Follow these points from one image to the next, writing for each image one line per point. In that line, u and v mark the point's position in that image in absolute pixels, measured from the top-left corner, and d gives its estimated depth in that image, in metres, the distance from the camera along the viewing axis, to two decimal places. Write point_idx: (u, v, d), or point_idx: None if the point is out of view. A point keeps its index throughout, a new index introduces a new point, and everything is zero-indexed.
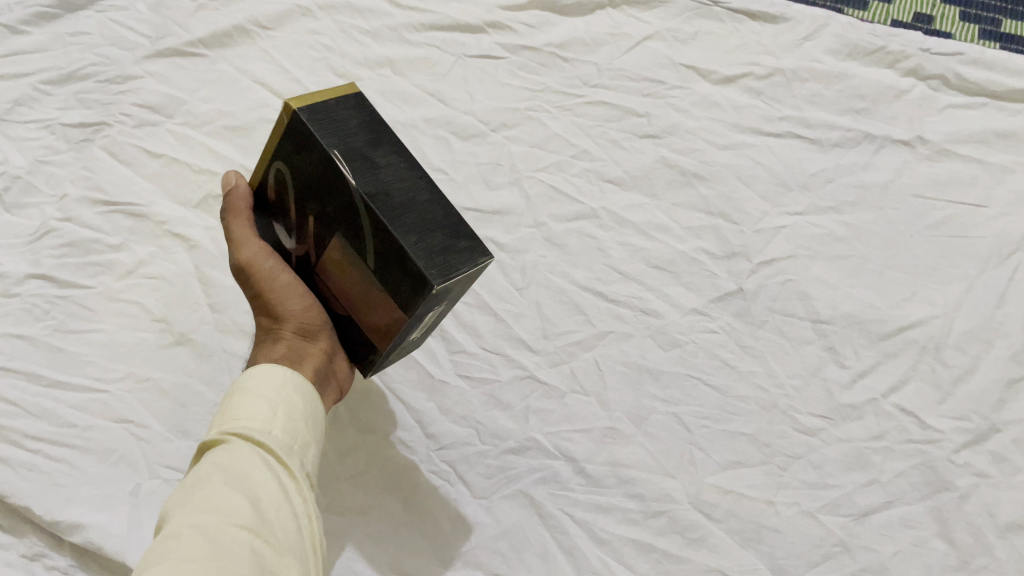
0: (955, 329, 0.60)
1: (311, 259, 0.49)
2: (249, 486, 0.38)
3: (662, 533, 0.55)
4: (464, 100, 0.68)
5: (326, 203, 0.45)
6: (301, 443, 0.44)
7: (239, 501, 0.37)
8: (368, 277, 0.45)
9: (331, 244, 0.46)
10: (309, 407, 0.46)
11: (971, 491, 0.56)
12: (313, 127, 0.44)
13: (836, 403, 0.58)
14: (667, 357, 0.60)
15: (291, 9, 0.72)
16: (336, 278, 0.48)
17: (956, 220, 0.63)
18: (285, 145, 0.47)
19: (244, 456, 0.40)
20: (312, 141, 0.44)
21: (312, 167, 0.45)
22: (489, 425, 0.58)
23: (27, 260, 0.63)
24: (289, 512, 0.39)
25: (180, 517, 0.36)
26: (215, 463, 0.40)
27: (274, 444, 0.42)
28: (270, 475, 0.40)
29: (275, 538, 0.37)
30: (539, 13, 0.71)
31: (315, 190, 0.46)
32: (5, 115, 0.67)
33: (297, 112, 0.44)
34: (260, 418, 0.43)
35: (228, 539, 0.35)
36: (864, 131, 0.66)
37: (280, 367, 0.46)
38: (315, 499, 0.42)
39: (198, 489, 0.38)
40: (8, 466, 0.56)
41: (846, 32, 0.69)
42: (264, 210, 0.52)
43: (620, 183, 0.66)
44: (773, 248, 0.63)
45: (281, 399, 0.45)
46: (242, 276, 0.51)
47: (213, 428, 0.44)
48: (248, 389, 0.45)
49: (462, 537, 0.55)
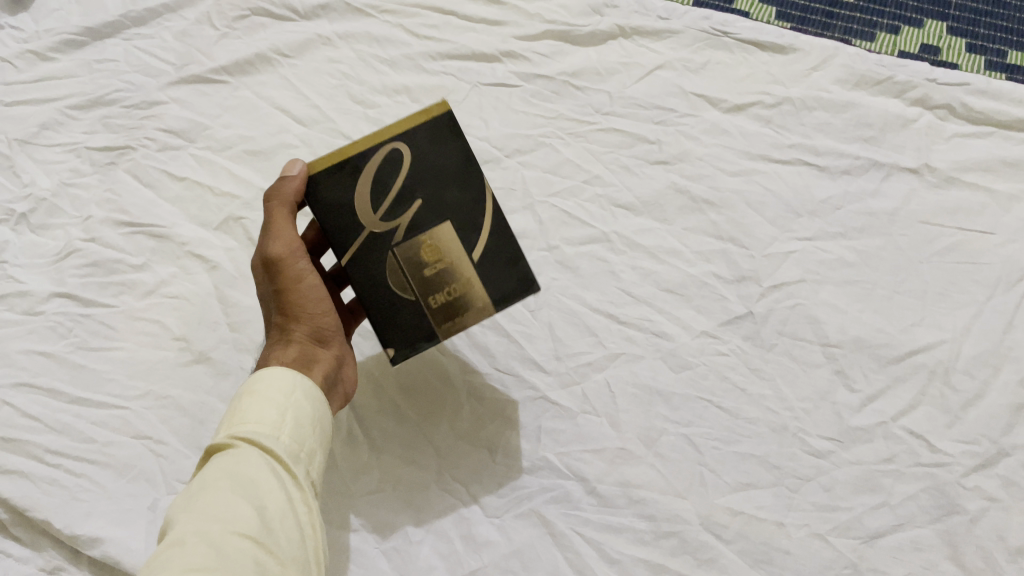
0: (964, 354, 0.60)
1: (395, 240, 0.53)
2: (254, 495, 0.39)
3: (673, 554, 0.55)
4: (479, 127, 0.70)
5: (447, 195, 0.53)
6: (307, 451, 0.45)
7: (243, 510, 0.38)
8: (466, 268, 0.54)
9: (439, 229, 0.53)
10: (316, 414, 0.47)
11: (981, 515, 0.56)
12: (457, 128, 0.53)
13: (846, 426, 0.59)
14: (678, 379, 0.61)
15: (311, 38, 0.74)
16: (415, 264, 0.53)
17: (964, 246, 0.64)
18: (419, 133, 0.52)
19: (251, 464, 0.41)
20: (459, 139, 0.53)
21: (444, 160, 0.53)
22: (501, 445, 0.59)
23: (52, 279, 0.65)
24: (293, 523, 0.40)
25: (185, 525, 0.37)
26: (222, 468, 0.41)
27: (280, 452, 0.43)
28: (275, 485, 0.41)
29: (278, 548, 0.38)
30: (553, 43, 0.73)
31: (438, 180, 0.53)
32: (33, 140, 0.70)
33: (452, 111, 0.53)
34: (269, 424, 0.44)
35: (231, 547, 0.36)
36: (871, 159, 0.67)
37: (290, 370, 0.47)
38: (317, 509, 0.43)
39: (204, 498, 0.39)
40: (30, 480, 0.57)
41: (853, 62, 0.70)
42: (327, 189, 0.52)
43: (631, 209, 0.67)
44: (783, 273, 0.64)
45: (290, 405, 0.45)
46: (272, 269, 0.53)
47: (221, 430, 0.44)
48: (259, 392, 0.45)
49: (473, 554, 0.56)
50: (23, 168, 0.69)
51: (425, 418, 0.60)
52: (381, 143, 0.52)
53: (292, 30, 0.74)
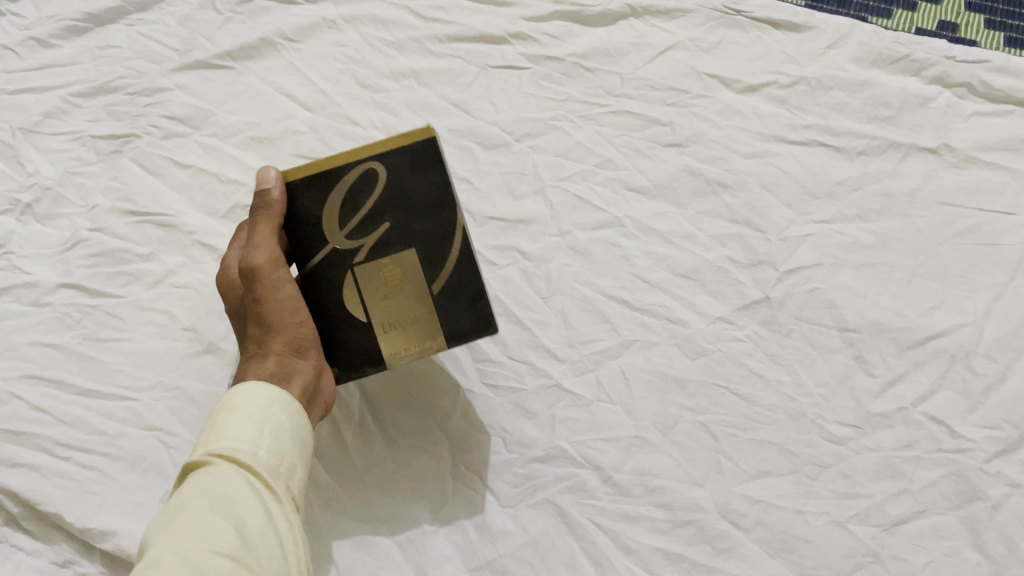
0: (985, 337, 0.59)
1: (356, 259, 0.53)
2: (232, 513, 0.39)
3: (691, 543, 0.55)
4: (488, 111, 0.69)
5: (417, 223, 0.53)
6: (287, 465, 0.44)
7: (222, 529, 0.38)
8: (423, 299, 0.53)
9: (403, 257, 0.53)
10: (296, 427, 0.46)
11: (1004, 501, 0.55)
12: (437, 158, 0.52)
13: (865, 412, 0.58)
14: (694, 366, 0.60)
15: (316, 21, 0.73)
16: (375, 287, 0.53)
17: (985, 228, 0.63)
18: (400, 156, 0.52)
19: (229, 481, 0.41)
20: (440, 168, 0.52)
21: (420, 188, 0.52)
22: (515, 434, 0.58)
23: (59, 270, 0.64)
24: (273, 540, 0.39)
25: (162, 544, 0.36)
26: (200, 487, 0.40)
27: (260, 467, 0.42)
28: (255, 501, 0.40)
29: (258, 567, 0.37)
30: (562, 24, 0.72)
31: (411, 208, 0.52)
32: (36, 128, 0.69)
33: (436, 140, 0.52)
34: (247, 439, 0.43)
35: (210, 568, 0.35)
36: (889, 139, 0.66)
37: (267, 385, 0.47)
38: (300, 525, 0.42)
39: (181, 516, 0.38)
40: (40, 473, 0.57)
41: (869, 40, 0.69)
42: (302, 200, 0.52)
43: (644, 192, 0.66)
44: (799, 256, 0.63)
45: (269, 419, 0.45)
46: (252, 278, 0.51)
47: (198, 446, 0.44)
48: (235, 408, 0.45)
49: (488, 545, 0.55)
50: (27, 157, 0.68)
51: (438, 408, 0.59)
52: (360, 160, 0.52)
53: (297, 13, 0.73)
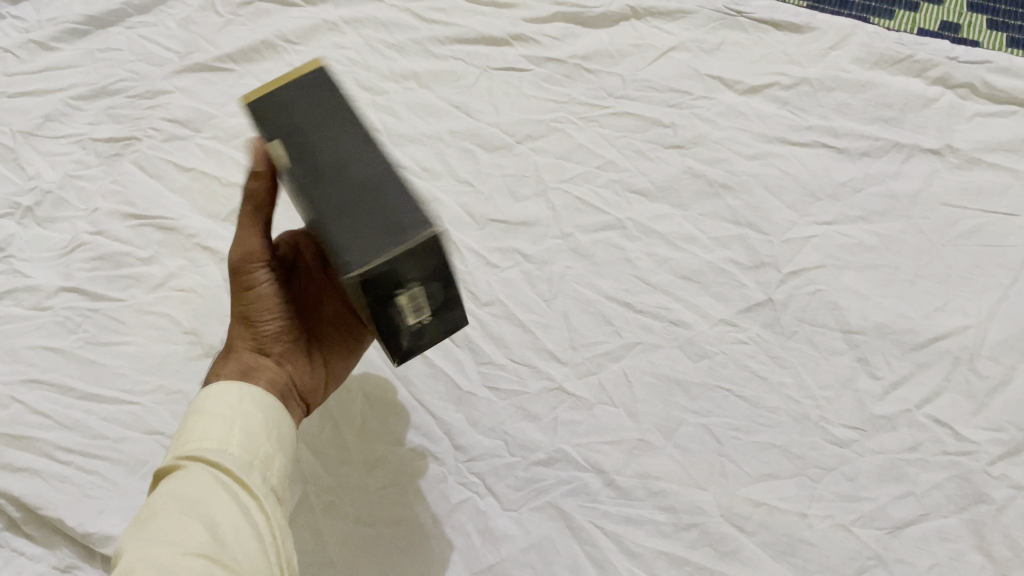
0: (989, 339, 0.59)
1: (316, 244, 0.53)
2: (204, 512, 0.38)
3: (694, 546, 0.54)
4: (489, 112, 0.69)
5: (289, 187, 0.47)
6: (260, 459, 0.44)
7: (193, 529, 0.37)
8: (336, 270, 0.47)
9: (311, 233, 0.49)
10: (269, 419, 0.46)
11: (1008, 504, 0.54)
12: (259, 120, 0.47)
13: (869, 415, 0.58)
14: (697, 368, 0.59)
15: (317, 24, 0.73)
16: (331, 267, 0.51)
17: (989, 229, 0.63)
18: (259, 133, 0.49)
19: (198, 482, 0.40)
20: (263, 129, 0.47)
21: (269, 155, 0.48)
22: (517, 437, 0.58)
23: (60, 273, 0.64)
24: (249, 534, 0.39)
25: (134, 551, 0.36)
26: (169, 492, 0.40)
27: (230, 465, 0.42)
28: (227, 498, 0.40)
29: (235, 563, 0.37)
30: (563, 25, 0.72)
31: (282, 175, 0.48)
32: (37, 131, 0.69)
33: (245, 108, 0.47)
34: (216, 438, 0.43)
35: (184, 568, 0.35)
36: (892, 140, 0.66)
37: (235, 384, 0.47)
38: (277, 517, 0.42)
39: (152, 523, 0.38)
40: (41, 478, 0.56)
41: (872, 41, 0.69)
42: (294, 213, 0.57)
43: (646, 194, 0.66)
44: (803, 258, 0.62)
45: (238, 416, 0.45)
46: (236, 273, 0.52)
47: (169, 454, 0.44)
48: (204, 411, 0.45)
49: (490, 549, 0.55)
50: (29, 160, 0.68)
51: (440, 411, 0.59)
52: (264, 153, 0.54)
53: (298, 16, 0.74)
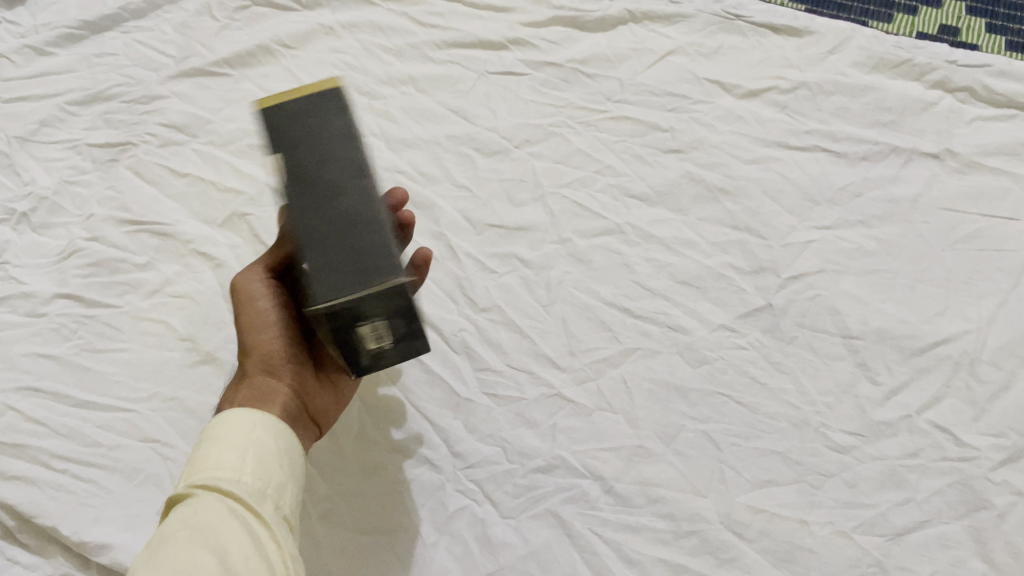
0: (990, 344, 0.59)
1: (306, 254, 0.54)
2: (215, 541, 0.38)
3: (694, 554, 0.54)
4: (487, 117, 0.69)
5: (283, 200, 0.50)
6: (273, 490, 0.43)
7: (204, 558, 0.36)
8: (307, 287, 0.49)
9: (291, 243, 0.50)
10: (282, 448, 0.46)
11: (1009, 510, 0.54)
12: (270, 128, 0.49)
13: (869, 421, 0.57)
14: (696, 374, 0.59)
15: (314, 29, 0.73)
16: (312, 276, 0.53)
17: (989, 234, 0.62)
18: None
19: (210, 510, 0.40)
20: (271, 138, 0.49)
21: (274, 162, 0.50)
22: (515, 444, 0.57)
23: (55, 280, 0.63)
24: (260, 566, 0.38)
25: None
26: (181, 519, 0.39)
27: (243, 494, 0.41)
28: (239, 527, 0.39)
29: None
30: (561, 29, 0.72)
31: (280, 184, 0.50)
32: (33, 137, 0.69)
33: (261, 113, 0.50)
34: (229, 467, 0.43)
35: None
36: (891, 144, 0.66)
37: (248, 412, 0.46)
38: (290, 549, 0.41)
39: (163, 549, 0.37)
40: (36, 487, 0.56)
41: (870, 45, 0.69)
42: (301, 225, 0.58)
43: (645, 199, 0.65)
44: (802, 263, 0.62)
45: (251, 446, 0.44)
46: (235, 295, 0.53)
47: (182, 481, 0.43)
48: (218, 438, 0.44)
49: (489, 557, 0.54)
50: (24, 166, 0.68)
51: (438, 418, 0.59)
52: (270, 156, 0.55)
53: (295, 21, 0.74)
